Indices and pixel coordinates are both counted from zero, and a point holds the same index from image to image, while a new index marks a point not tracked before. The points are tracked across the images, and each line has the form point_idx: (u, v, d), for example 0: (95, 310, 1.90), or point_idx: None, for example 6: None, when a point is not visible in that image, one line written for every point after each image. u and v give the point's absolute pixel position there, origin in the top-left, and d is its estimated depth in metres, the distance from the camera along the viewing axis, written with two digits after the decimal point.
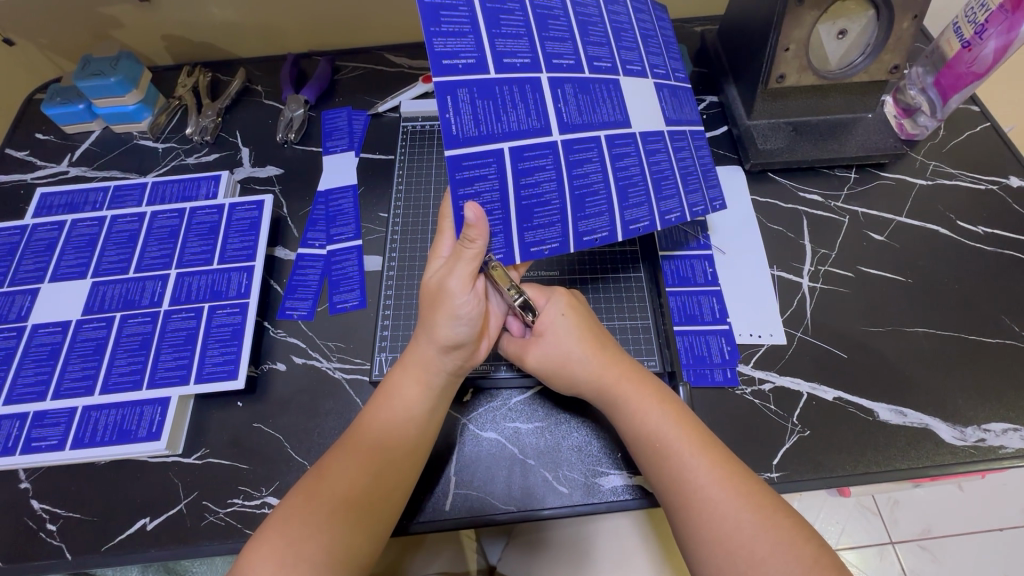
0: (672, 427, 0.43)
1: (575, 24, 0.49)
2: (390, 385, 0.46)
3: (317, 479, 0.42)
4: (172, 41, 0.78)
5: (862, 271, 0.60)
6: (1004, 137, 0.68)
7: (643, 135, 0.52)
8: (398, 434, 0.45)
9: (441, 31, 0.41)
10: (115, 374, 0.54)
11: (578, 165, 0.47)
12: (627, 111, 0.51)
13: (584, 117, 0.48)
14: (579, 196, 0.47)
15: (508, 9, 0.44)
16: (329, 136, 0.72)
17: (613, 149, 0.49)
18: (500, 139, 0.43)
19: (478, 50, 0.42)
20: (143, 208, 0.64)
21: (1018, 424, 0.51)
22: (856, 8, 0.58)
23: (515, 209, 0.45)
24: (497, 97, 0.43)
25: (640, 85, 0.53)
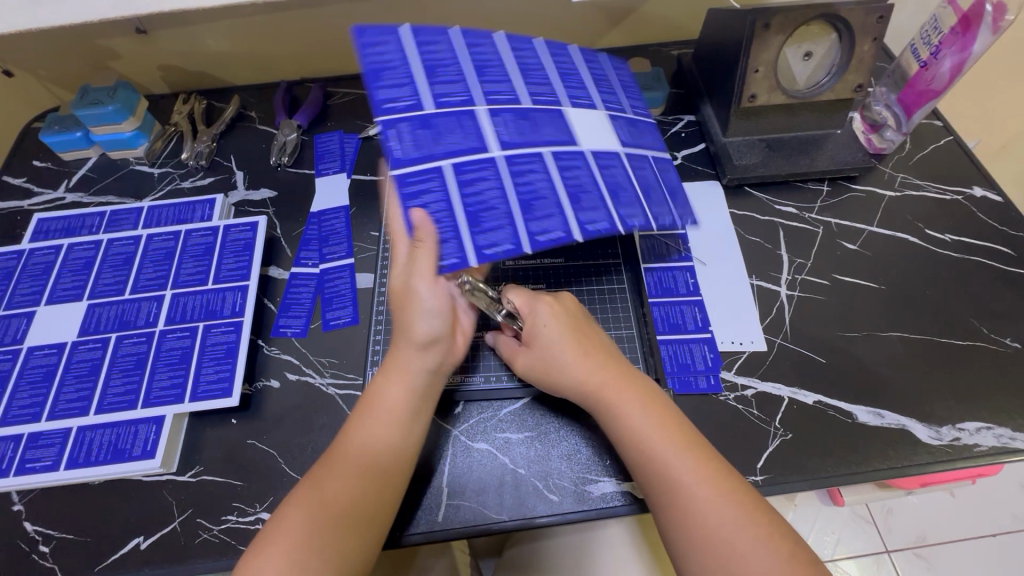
0: (657, 431, 0.44)
1: (517, 66, 0.52)
2: (372, 392, 0.47)
3: (306, 490, 0.43)
4: (168, 71, 0.80)
5: (837, 279, 0.63)
6: (966, 150, 0.72)
7: (594, 153, 0.51)
8: (384, 438, 0.45)
9: (381, 85, 0.46)
10: (110, 394, 0.54)
11: (521, 175, 0.48)
12: (573, 132, 0.52)
13: (527, 143, 0.49)
14: (524, 203, 0.46)
15: (444, 63, 0.49)
16: (321, 159, 0.74)
17: (564, 169, 0.49)
18: (442, 159, 0.46)
19: (414, 95, 0.47)
20: (139, 231, 0.66)
21: (991, 423, 0.53)
22: (819, 32, 0.62)
23: (462, 216, 0.45)
24: (436, 128, 0.47)
25: (592, 116, 0.54)
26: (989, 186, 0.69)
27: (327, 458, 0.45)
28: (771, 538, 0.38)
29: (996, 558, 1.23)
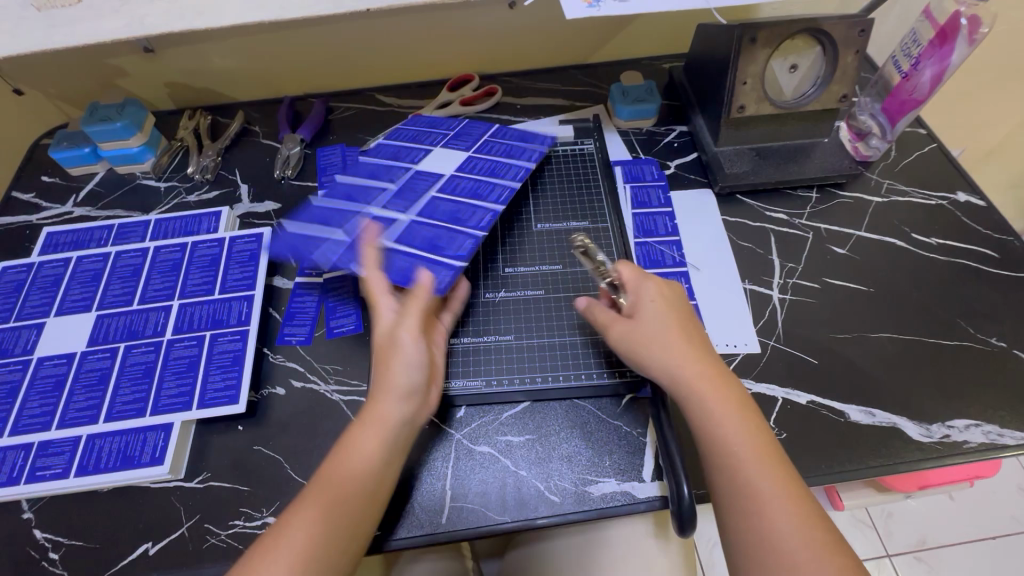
0: (744, 438, 0.44)
1: (365, 169, 0.68)
2: (348, 438, 0.47)
3: (272, 542, 0.42)
4: (174, 88, 0.83)
5: (827, 282, 0.64)
6: (949, 156, 0.74)
7: (465, 161, 0.68)
8: (351, 486, 0.45)
9: (303, 241, 0.59)
10: (119, 402, 0.55)
11: (435, 205, 0.64)
12: (435, 168, 0.68)
13: (420, 194, 0.65)
14: (453, 220, 0.62)
15: (328, 213, 0.62)
16: (323, 172, 0.75)
17: (455, 188, 0.65)
18: (380, 242, 0.59)
19: (292, 246, 0.58)
20: (147, 243, 0.67)
21: (979, 420, 0.55)
22: (804, 45, 0.65)
23: (427, 253, 0.59)
24: (302, 249, 0.58)
25: (451, 154, 0.70)
26: (972, 191, 0.71)
27: (299, 501, 0.44)
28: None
29: (996, 560, 1.26)
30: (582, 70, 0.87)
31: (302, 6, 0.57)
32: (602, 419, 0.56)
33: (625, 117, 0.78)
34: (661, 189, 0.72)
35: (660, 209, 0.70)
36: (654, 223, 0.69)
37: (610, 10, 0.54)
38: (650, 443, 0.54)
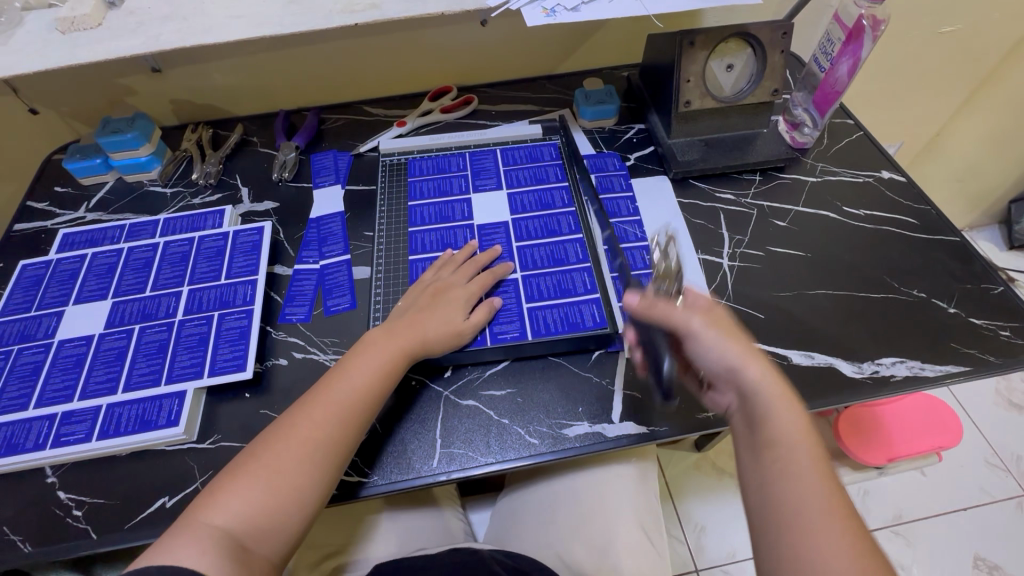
0: (810, 458, 0.45)
1: (434, 242, 0.73)
2: (353, 359, 0.58)
3: (282, 431, 0.52)
4: (178, 105, 0.90)
5: (770, 250, 0.73)
6: (874, 141, 0.84)
7: (514, 198, 0.76)
8: (349, 400, 0.55)
9: (497, 324, 0.64)
10: (136, 374, 0.61)
11: (523, 247, 0.71)
12: (498, 214, 0.74)
13: (506, 248, 0.71)
14: (555, 261, 0.69)
15: None
16: (318, 174, 0.84)
17: (529, 232, 0.72)
18: (519, 310, 0.65)
19: (522, 323, 0.64)
20: (156, 239, 0.74)
21: (903, 358, 0.63)
22: (737, 48, 0.75)
23: (562, 300, 0.65)
24: (531, 323, 0.64)
25: (497, 197, 0.76)
26: (895, 170, 0.81)
27: (308, 399, 0.55)
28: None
29: (969, 531, 1.32)
30: (550, 80, 0.97)
31: (297, 23, 0.66)
32: (576, 372, 0.63)
33: (588, 117, 0.87)
34: (622, 177, 0.80)
35: (621, 194, 0.78)
36: (617, 206, 0.77)
37: (564, 19, 0.64)
38: (618, 390, 0.61)
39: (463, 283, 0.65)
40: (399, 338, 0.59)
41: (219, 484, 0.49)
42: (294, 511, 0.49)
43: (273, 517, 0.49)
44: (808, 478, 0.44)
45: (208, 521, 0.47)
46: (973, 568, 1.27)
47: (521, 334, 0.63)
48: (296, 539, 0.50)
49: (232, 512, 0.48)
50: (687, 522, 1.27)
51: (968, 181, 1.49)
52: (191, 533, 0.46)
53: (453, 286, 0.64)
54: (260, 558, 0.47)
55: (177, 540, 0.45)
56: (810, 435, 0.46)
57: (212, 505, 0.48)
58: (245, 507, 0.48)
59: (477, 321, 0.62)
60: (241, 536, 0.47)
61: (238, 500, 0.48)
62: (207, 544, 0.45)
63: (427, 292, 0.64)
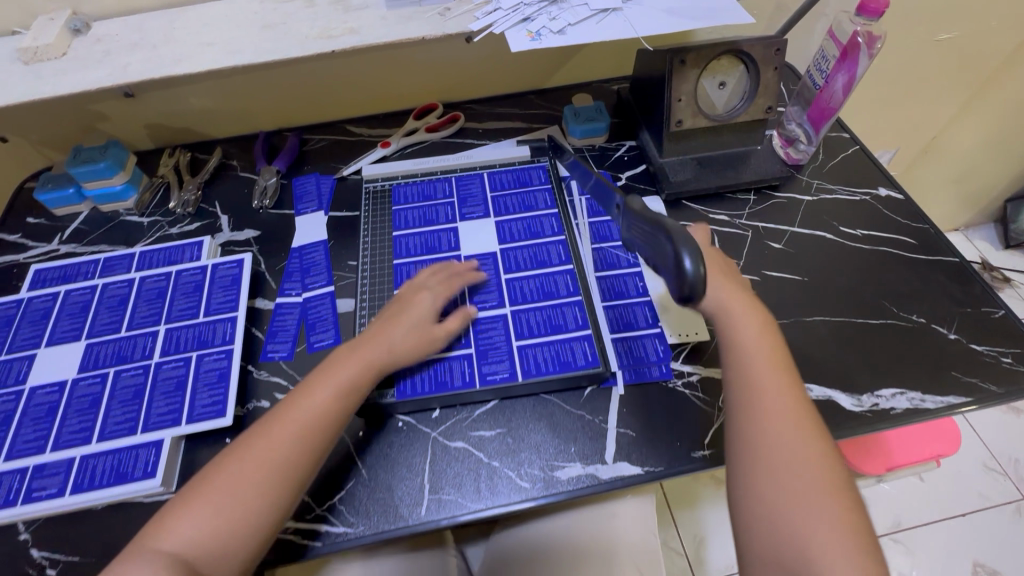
0: (762, 364, 0.52)
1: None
2: (314, 379, 0.55)
3: (236, 453, 0.50)
4: (155, 129, 0.87)
5: (766, 275, 0.71)
6: (870, 156, 0.83)
7: (503, 226, 0.74)
8: (308, 422, 0.52)
9: (487, 363, 0.62)
10: (111, 423, 0.59)
11: (511, 280, 0.68)
12: (486, 244, 0.72)
13: (495, 281, 0.68)
14: (545, 294, 0.67)
15: None
16: (300, 200, 0.81)
17: (518, 263, 0.70)
18: (509, 348, 0.63)
19: (512, 363, 0.62)
20: (132, 274, 0.71)
21: (904, 389, 0.61)
22: (730, 65, 0.73)
23: (554, 337, 0.63)
24: (521, 362, 0.62)
25: (484, 225, 0.74)
26: (892, 186, 0.79)
27: (266, 420, 0.52)
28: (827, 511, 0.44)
29: (968, 537, 1.32)
30: (538, 95, 0.94)
31: (268, 51, 0.64)
32: (568, 410, 0.61)
33: (578, 135, 0.85)
34: None
35: None
36: (608, 228, 0.74)
37: (550, 43, 0.61)
38: (612, 428, 0.59)
39: (431, 290, 0.63)
40: (362, 352, 0.57)
41: (174, 508, 0.48)
42: (247, 538, 0.47)
43: (224, 545, 0.46)
44: (763, 387, 0.50)
45: (157, 550, 0.45)
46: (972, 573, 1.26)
47: (511, 374, 0.61)
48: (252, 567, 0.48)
49: (182, 539, 0.45)
50: (686, 533, 1.26)
51: (963, 183, 1.48)
52: (140, 562, 0.44)
53: (420, 293, 0.63)
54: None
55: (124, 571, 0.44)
56: (779, 352, 0.53)
57: (164, 530, 0.46)
58: (194, 535, 0.46)
59: (447, 330, 0.61)
60: (190, 565, 0.45)
61: (188, 528, 0.46)
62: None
63: (394, 303, 0.63)
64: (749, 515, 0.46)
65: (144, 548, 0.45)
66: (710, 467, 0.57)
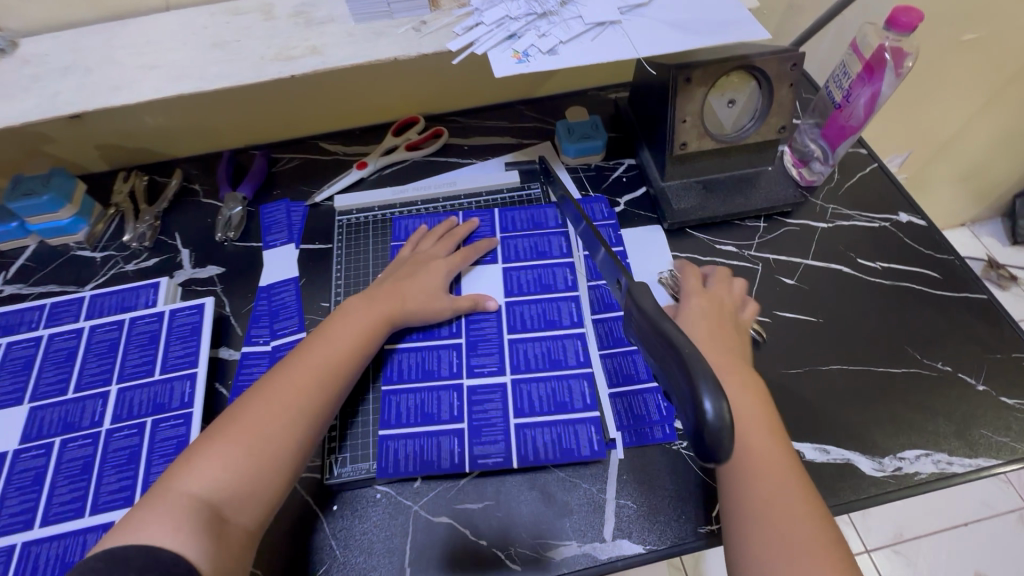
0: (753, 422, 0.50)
1: (414, 368, 0.60)
2: (329, 328, 0.57)
3: (260, 390, 0.51)
4: (107, 149, 0.79)
5: (778, 315, 0.65)
6: (890, 176, 0.76)
7: (511, 274, 0.67)
8: (333, 362, 0.54)
9: (480, 443, 0.56)
10: (55, 505, 0.53)
11: (514, 343, 0.62)
12: (490, 295, 0.65)
13: (495, 342, 0.62)
14: (551, 362, 0.60)
15: (420, 406, 0.58)
16: (269, 230, 0.74)
17: (525, 322, 0.63)
18: (506, 427, 0.57)
19: (508, 445, 0.56)
20: (82, 323, 0.64)
21: (929, 450, 0.56)
22: (740, 81, 0.65)
23: (558, 416, 0.57)
24: (518, 446, 0.56)
25: (489, 271, 0.68)
26: (913, 212, 0.73)
27: (285, 362, 0.54)
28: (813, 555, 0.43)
29: (970, 547, 1.29)
30: (529, 105, 0.86)
31: (220, 76, 0.56)
32: (563, 479, 0.55)
33: (572, 154, 0.78)
34: (613, 228, 0.72)
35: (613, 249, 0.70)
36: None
37: (540, 65, 0.54)
38: (612, 499, 0.54)
39: (441, 255, 0.67)
40: (380, 304, 0.60)
41: (195, 450, 0.47)
42: (273, 479, 0.48)
43: (253, 483, 0.46)
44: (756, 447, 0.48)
45: (183, 491, 0.44)
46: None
47: (505, 460, 0.55)
48: (274, 507, 0.48)
49: (207, 478, 0.45)
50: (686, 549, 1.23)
51: (972, 181, 1.40)
52: (164, 504, 0.43)
53: (432, 258, 0.66)
54: (239, 531, 0.45)
55: (149, 511, 0.43)
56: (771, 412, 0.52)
57: (187, 474, 0.45)
58: (221, 473, 0.46)
59: (460, 305, 0.63)
60: (217, 510, 0.44)
61: (216, 467, 0.46)
62: (181, 515, 0.42)
63: (407, 264, 0.66)
64: None
65: (169, 492, 0.44)
66: (707, 548, 0.52)
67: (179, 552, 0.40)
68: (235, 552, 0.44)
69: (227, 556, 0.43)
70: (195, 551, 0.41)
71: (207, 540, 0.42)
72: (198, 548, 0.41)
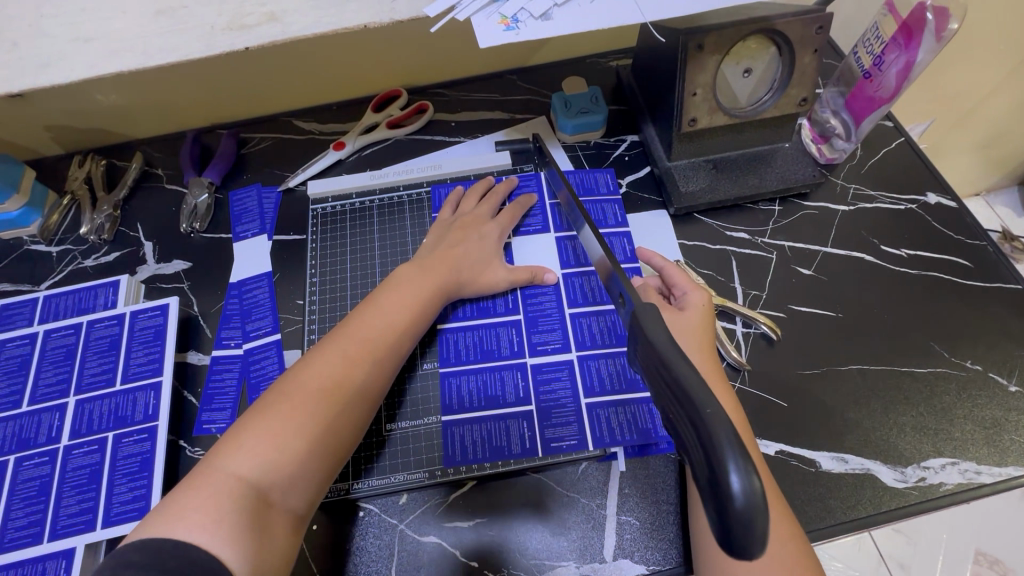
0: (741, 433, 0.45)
1: (472, 348, 0.58)
2: (380, 298, 0.53)
3: (307, 364, 0.46)
4: (58, 131, 0.72)
5: (793, 310, 0.60)
6: (918, 152, 0.70)
7: (563, 243, 0.64)
8: (385, 336, 0.50)
9: (550, 427, 0.54)
10: (11, 530, 0.49)
11: (573, 319, 0.59)
12: (546, 266, 0.62)
13: (557, 318, 0.59)
14: (617, 338, 0.58)
15: (478, 390, 0.56)
16: (238, 220, 0.68)
17: (585, 295, 0.60)
18: (576, 407, 0.55)
19: (581, 427, 0.54)
20: (35, 327, 0.59)
21: (956, 458, 0.52)
22: (758, 47, 0.57)
23: (628, 393, 0.55)
24: (592, 426, 0.53)
25: (541, 240, 0.64)
26: (942, 191, 0.67)
27: (334, 333, 0.49)
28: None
29: None
30: (521, 75, 0.79)
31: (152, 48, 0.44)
32: (560, 494, 0.52)
33: (569, 132, 0.71)
34: (616, 205, 0.67)
35: (616, 229, 0.65)
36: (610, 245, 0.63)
37: (533, 32, 0.46)
38: (611, 516, 0.50)
39: (490, 219, 0.63)
40: (433, 274, 0.56)
41: (244, 425, 0.42)
42: (325, 461, 0.43)
43: (305, 467, 0.42)
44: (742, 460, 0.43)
45: (228, 471, 0.40)
46: (974, 562, 1.01)
47: (580, 441, 0.53)
48: (324, 489, 0.44)
49: (257, 460, 0.41)
50: None
51: (994, 148, 1.28)
52: (207, 490, 0.39)
53: (481, 221, 0.62)
54: (285, 515, 0.41)
55: (191, 494, 0.38)
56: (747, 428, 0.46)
57: (233, 451, 0.41)
58: (272, 455, 0.41)
59: (517, 277, 0.60)
60: (265, 493, 0.40)
61: (264, 446, 0.41)
62: (227, 502, 0.38)
63: (455, 227, 0.61)
64: None
65: (214, 472, 0.39)
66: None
67: (218, 549, 0.36)
68: (281, 540, 0.40)
69: (274, 547, 0.39)
70: (237, 548, 0.37)
71: (252, 531, 0.38)
72: (243, 542, 0.37)
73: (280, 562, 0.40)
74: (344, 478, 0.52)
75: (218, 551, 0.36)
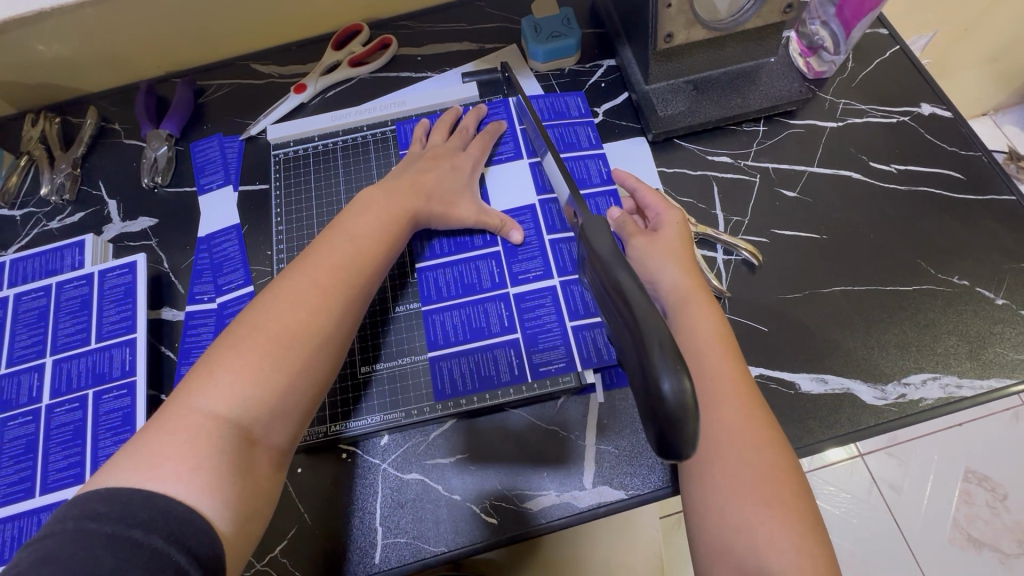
0: (715, 338, 0.44)
1: (452, 283, 0.57)
2: (350, 226, 0.50)
3: (277, 294, 0.44)
4: (4, 89, 0.68)
5: (776, 234, 0.58)
6: (913, 59, 0.66)
7: (537, 168, 0.62)
8: (357, 267, 0.48)
9: (538, 352, 0.53)
10: (3, 486, 0.50)
11: (549, 247, 0.58)
12: (524, 194, 0.61)
13: (537, 245, 0.58)
14: None
15: (461, 322, 0.55)
16: (201, 172, 0.65)
17: (562, 222, 0.59)
18: (563, 332, 0.54)
19: (568, 349, 0.53)
20: (5, 291, 0.58)
21: (937, 372, 0.51)
22: None
23: None
24: (579, 348, 0.53)
25: (514, 168, 0.62)
26: (937, 101, 0.63)
27: (301, 262, 0.47)
28: (784, 515, 0.37)
29: None
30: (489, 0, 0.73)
31: None
32: (541, 428, 0.52)
33: (541, 59, 0.67)
34: (590, 127, 0.63)
35: (590, 152, 0.62)
36: (585, 169, 0.61)
37: None
38: (591, 445, 0.51)
39: (461, 150, 0.60)
40: (403, 201, 0.53)
41: (215, 363, 0.41)
42: (306, 392, 0.43)
43: (285, 402, 0.42)
44: (720, 374, 0.42)
45: (204, 410, 0.39)
46: (964, 481, 1.03)
47: (568, 363, 0.53)
48: (307, 421, 0.44)
49: (233, 399, 0.40)
50: None
51: (1002, 62, 1.21)
52: (182, 431, 0.38)
53: (454, 153, 0.59)
54: (269, 452, 0.41)
55: (167, 438, 0.37)
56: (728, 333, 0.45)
57: (204, 388, 0.40)
58: (249, 392, 0.40)
59: (487, 221, 0.57)
60: (246, 431, 0.40)
61: (240, 382, 0.40)
62: (204, 444, 0.38)
63: (425, 159, 0.58)
64: (704, 521, 0.39)
65: (188, 412, 0.39)
66: (664, 497, 0.49)
67: (192, 498, 0.36)
68: (265, 477, 0.41)
69: (258, 485, 0.40)
70: (214, 497, 0.36)
71: (233, 472, 0.38)
72: (223, 489, 0.37)
73: (265, 497, 0.41)
74: (323, 422, 0.52)
75: (194, 500, 0.36)
